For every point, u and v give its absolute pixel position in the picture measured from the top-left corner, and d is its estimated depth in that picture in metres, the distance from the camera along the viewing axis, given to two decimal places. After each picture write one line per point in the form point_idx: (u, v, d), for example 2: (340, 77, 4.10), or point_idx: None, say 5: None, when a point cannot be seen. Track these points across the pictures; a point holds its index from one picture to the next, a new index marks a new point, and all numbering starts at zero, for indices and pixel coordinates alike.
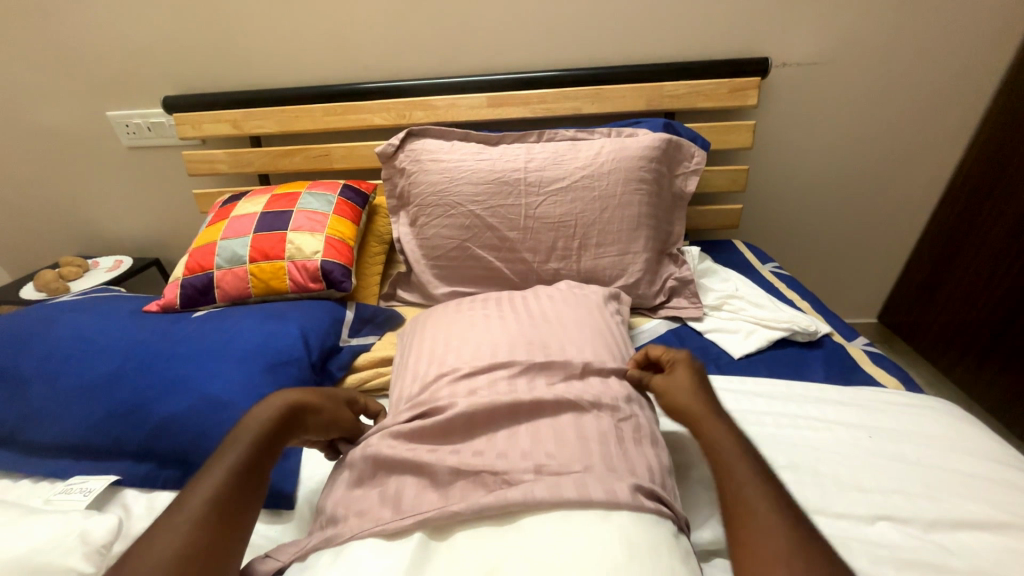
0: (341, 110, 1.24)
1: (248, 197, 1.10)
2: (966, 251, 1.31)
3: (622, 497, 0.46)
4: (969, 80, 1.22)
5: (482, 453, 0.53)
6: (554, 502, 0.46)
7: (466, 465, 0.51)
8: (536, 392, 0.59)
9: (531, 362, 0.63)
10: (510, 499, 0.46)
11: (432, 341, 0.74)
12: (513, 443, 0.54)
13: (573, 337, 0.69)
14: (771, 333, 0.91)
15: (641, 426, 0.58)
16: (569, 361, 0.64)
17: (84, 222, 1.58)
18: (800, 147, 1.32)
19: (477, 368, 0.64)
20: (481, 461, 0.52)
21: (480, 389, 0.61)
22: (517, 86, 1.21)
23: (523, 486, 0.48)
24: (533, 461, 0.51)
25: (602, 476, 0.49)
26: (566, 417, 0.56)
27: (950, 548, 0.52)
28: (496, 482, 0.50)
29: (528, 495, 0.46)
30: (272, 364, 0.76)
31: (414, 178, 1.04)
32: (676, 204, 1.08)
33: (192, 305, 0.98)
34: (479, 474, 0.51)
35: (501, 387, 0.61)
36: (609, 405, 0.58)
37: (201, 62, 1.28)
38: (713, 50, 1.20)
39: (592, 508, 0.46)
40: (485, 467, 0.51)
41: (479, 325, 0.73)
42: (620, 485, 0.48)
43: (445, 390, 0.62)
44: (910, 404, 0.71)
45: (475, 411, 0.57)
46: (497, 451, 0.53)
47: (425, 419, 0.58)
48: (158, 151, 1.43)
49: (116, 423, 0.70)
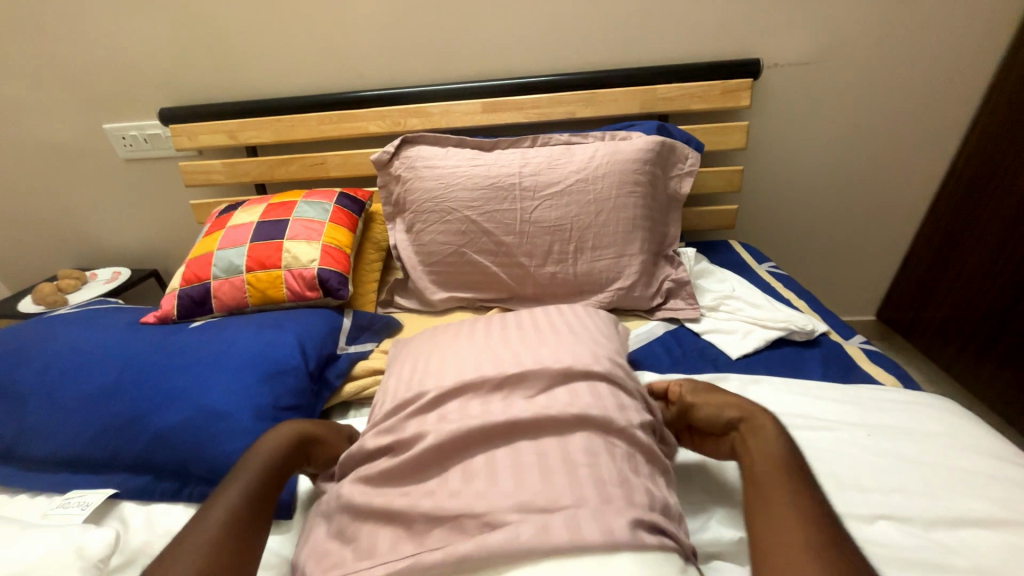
0: (337, 118, 1.25)
1: (245, 207, 1.10)
2: (963, 248, 1.32)
3: (620, 535, 0.45)
4: (959, 78, 1.23)
5: (455, 497, 0.51)
6: (546, 549, 0.44)
7: (443, 511, 0.50)
8: (511, 410, 0.58)
9: (504, 379, 0.63)
10: (493, 546, 0.44)
11: (402, 373, 0.73)
12: (494, 476, 0.52)
13: (548, 346, 0.69)
14: (768, 333, 0.91)
15: (634, 438, 0.57)
16: (545, 371, 0.63)
17: (82, 234, 1.58)
18: (795, 147, 1.33)
19: (445, 392, 0.63)
20: (458, 504, 0.50)
21: (450, 415, 0.60)
22: (511, 92, 1.23)
23: (507, 528, 0.46)
24: (517, 498, 0.49)
25: (598, 510, 0.47)
26: (550, 440, 0.55)
27: (951, 546, 0.52)
28: (477, 527, 0.48)
29: (514, 539, 0.44)
30: (269, 373, 0.76)
31: (409, 185, 1.05)
32: (671, 206, 1.08)
33: (189, 315, 0.98)
34: (455, 519, 0.49)
35: (474, 411, 0.60)
36: (597, 418, 0.57)
37: (197, 74, 1.29)
38: (705, 52, 1.21)
39: (589, 552, 0.44)
40: (460, 512, 0.49)
41: (452, 346, 0.74)
42: (617, 522, 0.46)
43: (411, 422, 0.62)
44: (907, 401, 0.71)
45: (443, 443, 0.56)
46: (478, 488, 0.51)
47: (393, 459, 0.58)
48: (155, 163, 1.44)
49: (113, 436, 0.70)
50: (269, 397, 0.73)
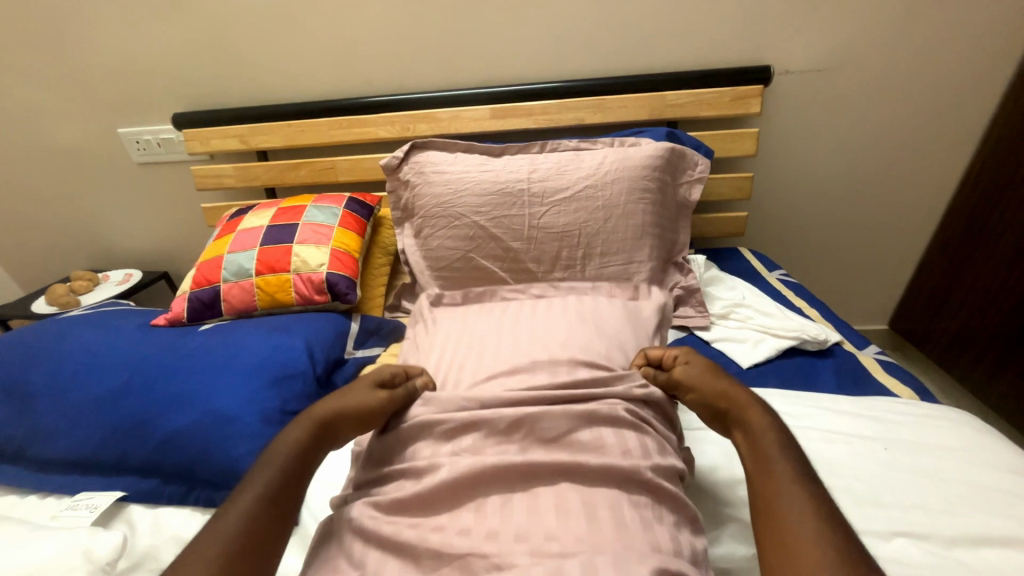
0: (347, 123, 1.26)
1: (255, 211, 1.11)
2: (979, 256, 1.29)
3: None
4: (975, 85, 1.21)
5: (467, 534, 0.51)
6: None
7: (453, 550, 0.49)
8: (531, 454, 0.57)
9: (525, 416, 0.60)
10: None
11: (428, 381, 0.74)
12: (509, 518, 0.51)
13: (576, 350, 0.72)
14: (780, 342, 0.89)
15: (660, 489, 0.54)
16: (568, 412, 0.60)
17: (95, 237, 1.60)
18: (806, 154, 1.32)
19: (461, 425, 0.61)
20: (469, 544, 0.49)
21: (464, 451, 0.59)
22: (520, 98, 1.23)
23: (519, 575, 0.45)
24: (532, 545, 0.48)
25: (615, 560, 0.46)
26: (569, 485, 0.54)
27: (973, 566, 0.50)
28: (490, 569, 0.47)
29: None
30: (277, 378, 0.76)
31: (418, 190, 1.05)
32: (681, 212, 1.07)
33: (198, 318, 0.99)
34: (464, 558, 0.48)
35: (490, 452, 0.58)
36: (622, 466, 0.55)
37: (210, 80, 1.31)
38: (715, 59, 1.21)
39: None
40: (470, 551, 0.48)
41: (482, 355, 0.74)
42: (636, 574, 0.44)
43: (427, 450, 0.61)
44: (923, 414, 0.70)
45: (460, 480, 0.55)
46: (492, 529, 0.51)
47: (406, 486, 0.57)
48: (167, 167, 1.46)
49: (122, 438, 0.70)
50: (277, 402, 0.73)
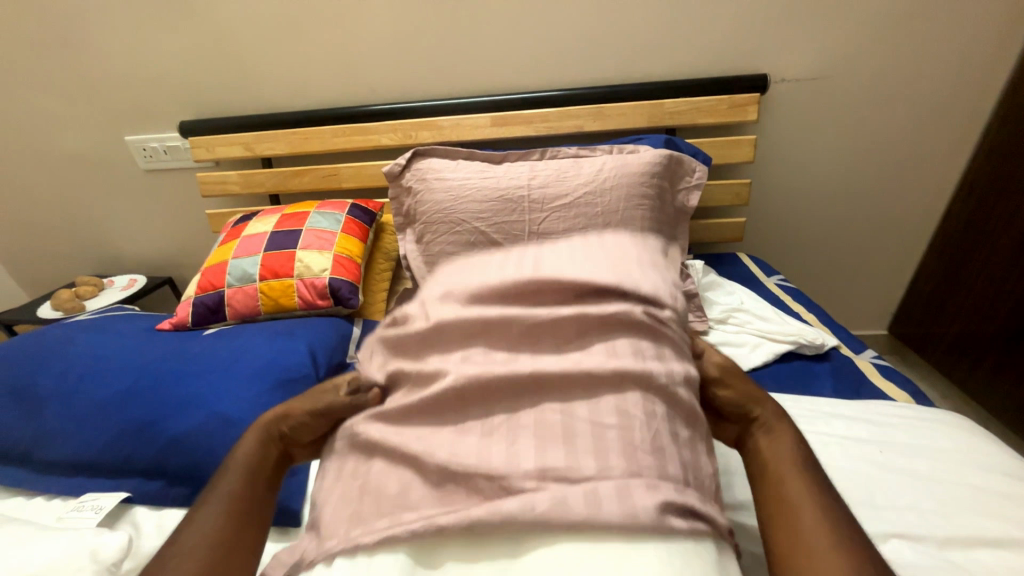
0: (350, 131, 1.28)
1: (259, 217, 1.13)
2: (976, 261, 1.30)
3: (641, 514, 0.44)
4: (969, 90, 1.23)
5: (472, 455, 0.52)
6: (569, 526, 0.44)
7: (456, 467, 0.51)
8: (540, 364, 0.59)
9: (538, 323, 0.64)
10: (507, 511, 0.45)
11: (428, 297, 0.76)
12: (519, 438, 0.53)
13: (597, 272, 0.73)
14: (777, 346, 0.90)
15: (673, 397, 0.56)
16: (584, 318, 0.63)
17: (100, 242, 1.62)
18: (803, 161, 1.33)
19: (477, 324, 0.65)
20: (476, 463, 0.50)
21: (478, 356, 0.62)
22: (520, 106, 1.25)
23: (525, 496, 0.46)
24: (540, 464, 0.49)
25: (622, 483, 0.47)
26: (580, 402, 0.55)
27: (967, 568, 0.50)
28: (497, 490, 0.48)
29: (530, 509, 0.45)
30: (281, 381, 0.77)
31: (420, 197, 1.06)
32: (679, 218, 1.08)
33: (203, 323, 1.00)
34: (471, 479, 0.50)
35: (502, 360, 0.61)
36: (635, 373, 0.56)
37: (216, 89, 1.34)
38: (712, 68, 1.23)
39: (608, 525, 0.44)
40: (476, 471, 0.50)
41: (490, 272, 0.76)
42: (641, 501, 0.45)
43: (439, 356, 0.65)
44: (920, 418, 0.70)
45: (473, 382, 0.57)
46: (504, 447, 0.52)
47: (418, 390, 0.61)
48: (173, 174, 1.48)
49: (128, 440, 0.71)
50: (280, 405, 0.74)
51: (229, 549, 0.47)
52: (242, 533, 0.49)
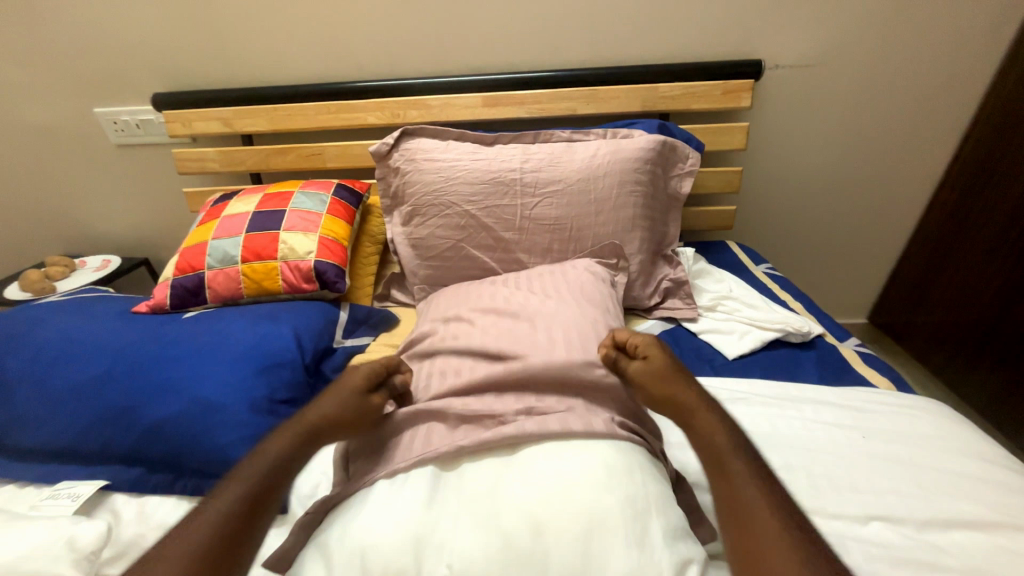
0: (335, 108, 1.23)
1: (240, 196, 1.09)
2: (957, 252, 1.34)
3: (598, 427, 0.54)
4: (959, 82, 1.24)
5: (482, 403, 0.61)
6: (543, 434, 0.54)
7: (469, 413, 0.60)
8: (523, 352, 0.69)
9: (521, 324, 0.74)
10: (504, 433, 0.54)
11: (440, 306, 0.89)
12: (507, 390, 0.63)
13: (566, 287, 0.83)
14: (764, 334, 0.91)
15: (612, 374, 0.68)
16: (557, 321, 0.74)
17: (70, 221, 1.55)
18: (794, 149, 1.34)
19: (484, 325, 0.75)
20: (482, 408, 0.60)
21: (489, 345, 0.72)
22: (512, 86, 1.22)
23: (516, 423, 0.56)
24: (526, 406, 0.60)
25: (583, 414, 0.57)
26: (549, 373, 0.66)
27: (945, 548, 0.52)
28: (495, 424, 0.58)
29: (519, 430, 0.54)
30: (265, 366, 0.75)
31: (408, 178, 1.03)
32: (671, 205, 1.08)
33: (182, 306, 0.96)
34: (480, 419, 0.60)
35: (496, 347, 0.72)
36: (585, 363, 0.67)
37: (192, 59, 1.27)
38: (708, 51, 1.21)
39: (574, 438, 0.53)
40: (485, 414, 0.59)
41: (486, 288, 0.87)
42: (597, 420, 0.56)
43: (462, 346, 0.73)
44: (902, 405, 0.72)
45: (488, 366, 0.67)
46: (494, 399, 0.62)
47: (443, 371, 0.70)
48: (147, 149, 1.41)
49: (105, 426, 0.68)
50: (264, 390, 0.72)
51: (225, 544, 0.42)
52: (243, 529, 0.44)
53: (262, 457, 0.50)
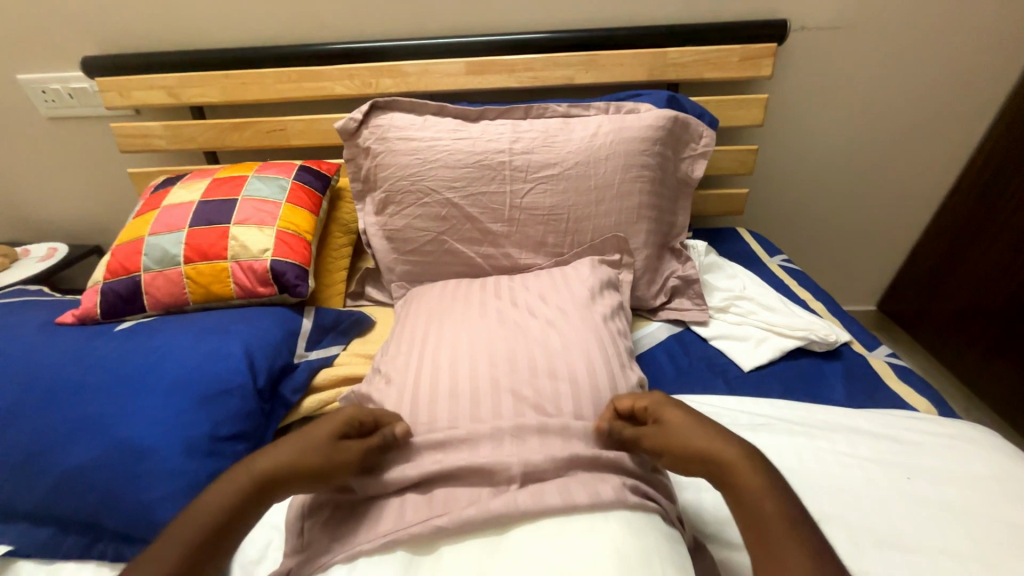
0: (296, 76, 1.06)
1: (184, 182, 0.94)
2: (983, 239, 1.23)
3: (606, 497, 0.45)
4: (1004, 48, 1.09)
5: (464, 456, 0.51)
6: (540, 511, 0.44)
7: (450, 468, 0.50)
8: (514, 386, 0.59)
9: (513, 351, 0.63)
10: (492, 509, 0.44)
11: (416, 314, 0.76)
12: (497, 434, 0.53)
13: (565, 298, 0.72)
14: (785, 342, 0.81)
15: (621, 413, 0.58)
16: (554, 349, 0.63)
17: (5, 205, 1.38)
18: (815, 124, 1.20)
19: (469, 351, 0.64)
20: (466, 462, 0.50)
21: (474, 373, 0.61)
22: (500, 50, 1.05)
23: (507, 495, 0.46)
24: (521, 459, 0.49)
25: (586, 478, 0.47)
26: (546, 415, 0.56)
27: None
28: (479, 491, 0.48)
29: (509, 504, 0.44)
30: (206, 396, 0.63)
31: (380, 160, 0.89)
32: (681, 190, 0.95)
33: (116, 315, 0.82)
34: (461, 482, 0.49)
35: (482, 375, 0.61)
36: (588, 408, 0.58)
37: (124, 16, 1.08)
38: (727, 10, 1.05)
39: (576, 513, 0.44)
40: (469, 473, 0.49)
41: (472, 297, 0.75)
42: (603, 486, 0.46)
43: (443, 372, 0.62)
44: (946, 435, 0.62)
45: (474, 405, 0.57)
46: (481, 450, 0.51)
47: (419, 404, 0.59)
48: (84, 123, 1.23)
49: (6, 479, 0.57)
50: (203, 427, 0.61)
51: None
52: None
53: (200, 512, 0.40)
